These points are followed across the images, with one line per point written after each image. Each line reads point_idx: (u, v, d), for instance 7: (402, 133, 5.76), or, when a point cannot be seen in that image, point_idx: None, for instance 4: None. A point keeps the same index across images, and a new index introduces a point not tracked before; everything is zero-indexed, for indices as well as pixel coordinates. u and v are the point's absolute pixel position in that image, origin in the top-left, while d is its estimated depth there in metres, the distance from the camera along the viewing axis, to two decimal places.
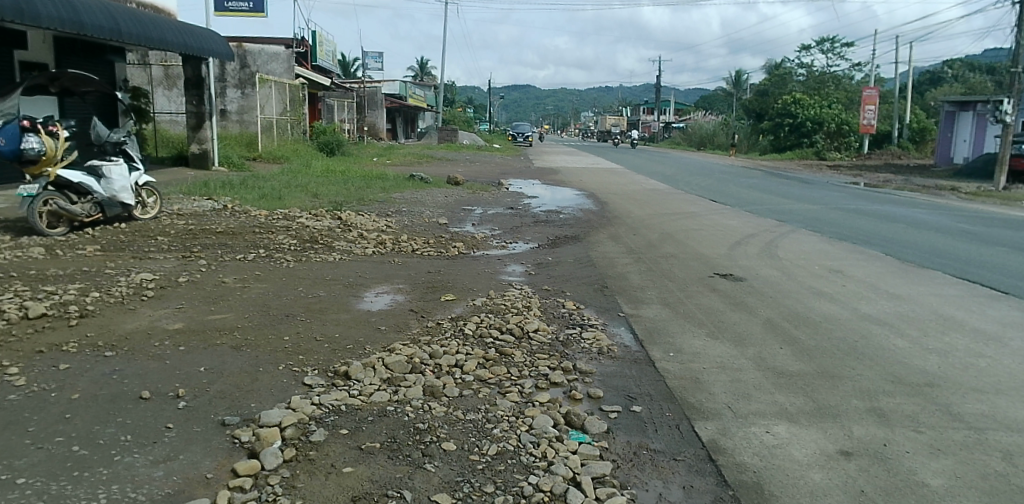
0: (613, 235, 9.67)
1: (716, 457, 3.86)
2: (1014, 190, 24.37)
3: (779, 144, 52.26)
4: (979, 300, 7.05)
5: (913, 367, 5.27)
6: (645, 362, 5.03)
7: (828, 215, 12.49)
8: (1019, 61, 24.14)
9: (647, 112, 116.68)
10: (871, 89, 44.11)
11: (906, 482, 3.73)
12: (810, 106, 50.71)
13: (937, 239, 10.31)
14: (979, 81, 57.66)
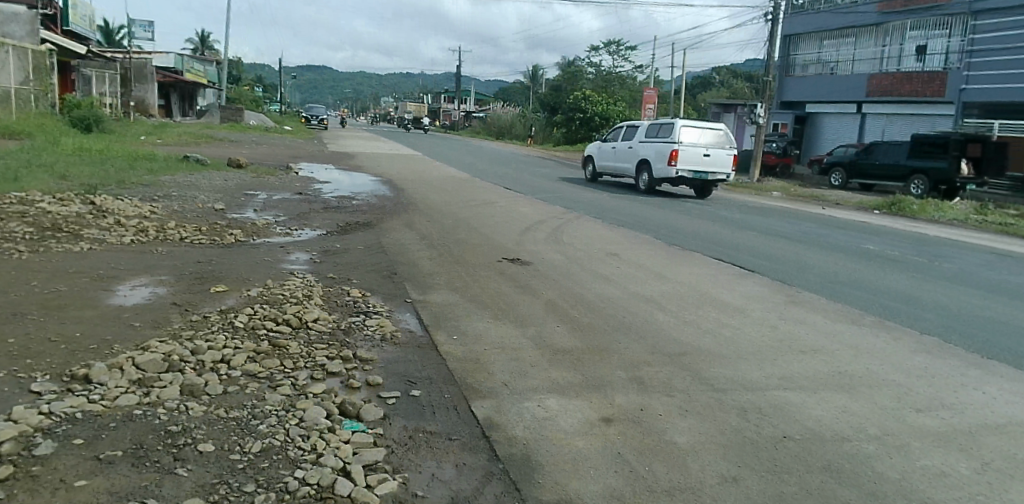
0: (406, 222, 9.62)
1: (490, 433, 3.99)
2: (764, 183, 28.17)
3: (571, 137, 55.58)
4: (729, 277, 8.06)
5: (671, 338, 5.86)
6: (428, 347, 5.05)
7: (610, 204, 13.46)
8: (770, 71, 27.87)
9: (447, 100, 117.41)
10: (650, 90, 47.67)
11: (657, 440, 4.18)
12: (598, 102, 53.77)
13: (700, 225, 11.60)
14: (738, 88, 65.87)
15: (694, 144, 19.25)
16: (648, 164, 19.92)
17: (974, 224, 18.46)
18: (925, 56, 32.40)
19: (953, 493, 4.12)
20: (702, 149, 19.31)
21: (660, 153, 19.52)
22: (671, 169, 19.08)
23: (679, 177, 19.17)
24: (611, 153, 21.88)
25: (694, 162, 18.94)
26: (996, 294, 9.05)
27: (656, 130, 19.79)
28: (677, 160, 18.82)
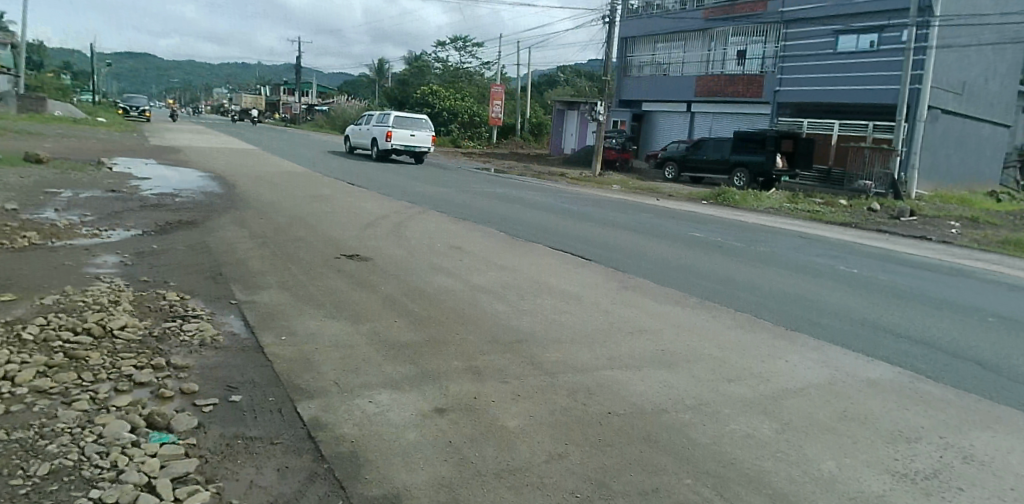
0: (237, 219, 9.10)
1: (315, 434, 3.87)
2: (605, 176, 29.68)
3: None
4: (567, 266, 8.40)
5: (508, 325, 6.02)
6: (253, 350, 4.83)
7: (456, 198, 13.57)
8: (608, 71, 29.34)
9: (288, 92, 112.80)
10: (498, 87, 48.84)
11: (488, 427, 4.27)
12: (445, 98, 55.82)
13: (543, 217, 12.00)
14: (582, 87, 69.04)
15: (404, 127, 27.08)
16: (376, 142, 27.56)
17: (786, 212, 20.60)
18: (744, 60, 35.56)
19: (755, 452, 4.60)
20: (410, 132, 27.23)
21: (382, 133, 27.18)
22: (387, 144, 26.77)
23: (394, 150, 26.91)
24: (358, 135, 29.25)
25: (404, 139, 26.67)
26: (800, 273, 10.16)
27: (380, 118, 27.58)
28: (390, 137, 26.53)
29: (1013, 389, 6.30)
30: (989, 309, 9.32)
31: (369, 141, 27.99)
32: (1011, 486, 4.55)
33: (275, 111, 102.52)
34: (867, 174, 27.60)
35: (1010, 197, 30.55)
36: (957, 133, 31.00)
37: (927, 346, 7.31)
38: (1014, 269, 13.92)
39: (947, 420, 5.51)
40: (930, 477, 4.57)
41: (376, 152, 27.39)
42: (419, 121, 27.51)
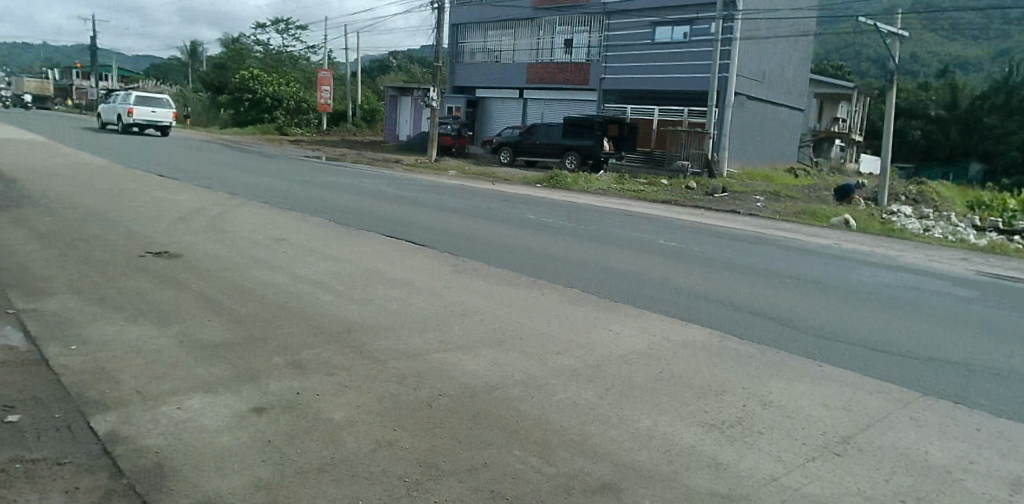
0: (20, 218, 8.14)
1: (112, 448, 3.52)
2: (441, 162, 29.88)
3: (240, 119, 53.18)
4: (400, 253, 8.35)
5: (335, 316, 5.95)
6: (36, 364, 4.38)
7: (282, 188, 12.96)
8: (440, 57, 29.37)
9: (84, 76, 101.61)
10: (327, 72, 47.82)
11: (312, 422, 4.14)
12: (267, 82, 52.69)
13: (376, 205, 11.82)
14: (414, 73, 68.90)
15: (146, 106, 33.18)
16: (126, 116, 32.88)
17: (612, 192, 21.93)
18: (570, 48, 37.10)
19: (581, 418, 4.85)
20: (151, 109, 33.53)
21: (126, 111, 33.18)
22: (131, 119, 32.94)
23: (139, 124, 33.12)
24: (109, 112, 34.44)
25: (146, 115, 33.15)
26: (625, 248, 10.82)
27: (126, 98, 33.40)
28: (133, 114, 32.84)
29: (803, 340, 7.15)
30: (787, 272, 10.49)
31: (117, 117, 33.50)
32: (799, 424, 5.17)
33: (69, 97, 92.15)
34: (680, 155, 29.93)
35: (804, 173, 34.49)
36: (759, 117, 34.44)
37: (735, 308, 8.10)
38: (805, 236, 15.80)
39: (749, 372, 6.14)
40: (734, 425, 5.08)
41: (124, 125, 32.82)
42: (159, 100, 33.90)
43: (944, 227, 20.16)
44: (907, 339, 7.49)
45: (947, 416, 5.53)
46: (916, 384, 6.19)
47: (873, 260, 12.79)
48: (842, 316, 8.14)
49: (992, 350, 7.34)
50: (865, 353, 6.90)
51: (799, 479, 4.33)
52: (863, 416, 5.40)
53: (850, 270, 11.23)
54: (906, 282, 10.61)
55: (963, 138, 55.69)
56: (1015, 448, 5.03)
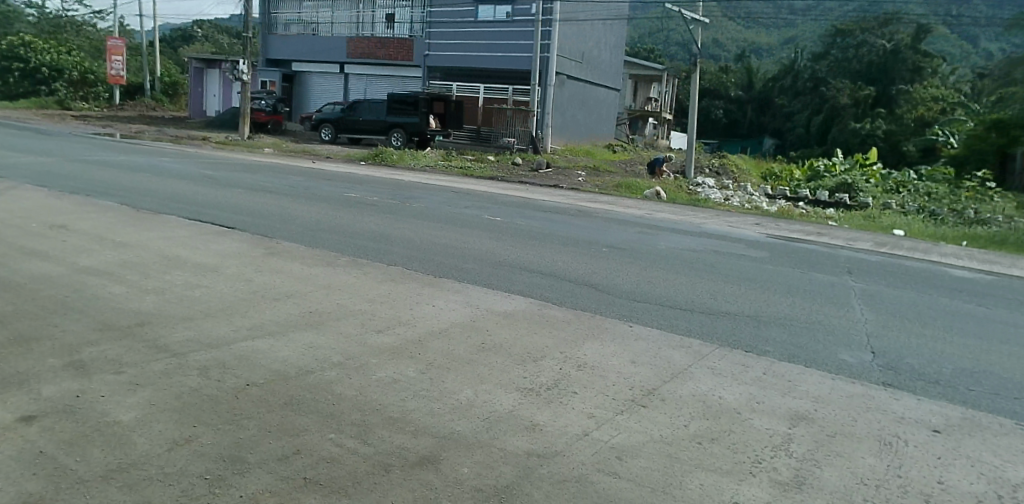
0: None
1: None
2: (255, 140, 28.18)
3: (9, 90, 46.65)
4: (204, 237, 7.79)
5: (125, 310, 5.48)
6: None
7: (62, 169, 11.53)
8: (249, 27, 27.51)
9: None
10: (117, 41, 42.52)
11: (95, 427, 3.75)
12: (42, 50, 46.78)
13: (178, 186, 10.89)
14: (224, 44, 64.14)
15: None
16: None
17: (440, 168, 22.03)
18: (393, 23, 36.41)
19: (400, 395, 4.82)
20: None
21: None
22: None
23: None
24: None
25: None
26: (450, 224, 10.90)
27: None
28: None
29: (617, 304, 7.65)
30: (604, 242, 11.10)
31: None
32: (610, 382, 5.55)
33: None
34: (507, 132, 31.55)
35: (622, 149, 36.81)
36: (579, 96, 36.11)
37: (556, 277, 8.45)
38: (620, 207, 16.89)
39: (566, 336, 6.46)
40: (551, 387, 5.33)
41: None
42: None
43: (741, 196, 22.44)
44: (708, 297, 8.28)
45: (737, 363, 6.22)
46: (714, 337, 6.89)
47: (680, 227, 13.96)
48: (652, 280, 8.81)
49: (777, 302, 8.35)
50: (672, 312, 7.54)
51: (608, 432, 4.65)
52: (666, 369, 5.90)
53: (660, 238, 12.16)
54: (707, 246, 11.69)
55: (757, 115, 62.16)
56: (791, 386, 5.77)
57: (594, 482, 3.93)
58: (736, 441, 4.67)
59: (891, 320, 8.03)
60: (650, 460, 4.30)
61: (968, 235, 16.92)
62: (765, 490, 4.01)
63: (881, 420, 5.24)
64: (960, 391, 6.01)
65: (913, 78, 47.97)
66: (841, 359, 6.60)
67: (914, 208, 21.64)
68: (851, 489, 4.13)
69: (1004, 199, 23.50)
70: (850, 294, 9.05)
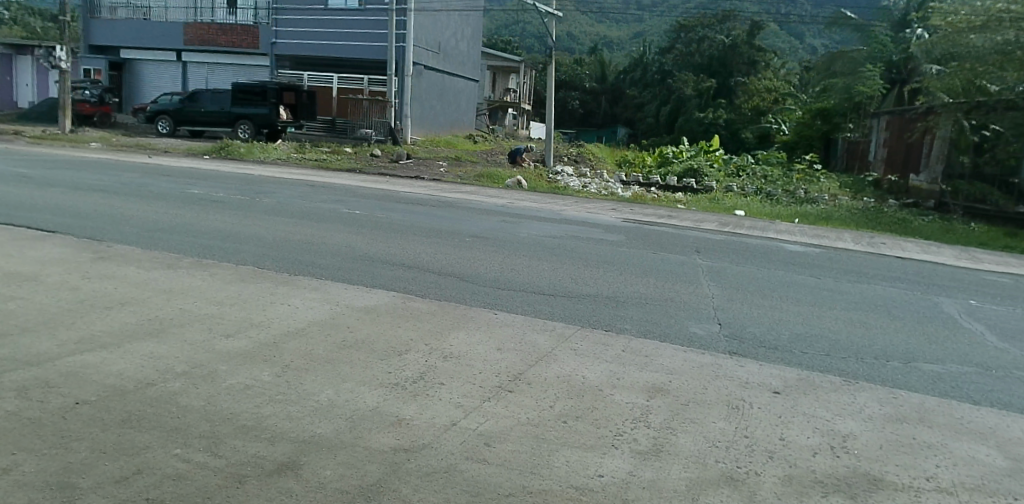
0: None
1: None
2: (78, 134, 25.49)
3: None
4: (19, 243, 6.98)
5: None
6: None
7: None
8: (66, 11, 24.77)
9: None
10: None
11: None
12: None
13: None
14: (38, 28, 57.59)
15: None
16: None
17: (292, 161, 21.11)
18: (234, 9, 34.29)
19: (253, 401, 4.54)
20: None
21: None
22: None
23: None
24: None
25: None
26: (305, 219, 10.45)
27: None
28: None
29: (480, 293, 7.67)
30: (467, 231, 11.10)
31: None
32: (476, 370, 5.56)
33: None
34: (364, 121, 30.52)
35: (483, 139, 37.10)
36: (437, 87, 35.91)
37: (420, 269, 8.33)
38: (482, 196, 17.03)
39: (432, 328, 6.39)
40: (417, 380, 5.25)
41: None
42: None
43: (598, 183, 23.34)
44: (569, 281, 8.53)
45: (598, 343, 6.45)
46: (575, 319, 7.11)
47: (540, 214, 14.28)
48: (515, 267, 8.94)
49: (633, 283, 8.75)
50: (535, 298, 7.68)
51: (476, 420, 4.64)
52: (531, 354, 5.99)
53: (522, 225, 12.36)
54: (568, 232, 12.04)
55: (610, 106, 65.39)
56: (648, 360, 6.09)
57: (462, 471, 3.91)
58: (598, 417, 4.84)
59: (736, 293, 8.65)
60: (517, 443, 4.35)
61: (799, 212, 18.69)
62: (626, 461, 4.20)
63: (728, 386, 5.65)
64: (796, 355, 6.62)
65: (748, 71, 51.96)
66: (692, 332, 7.05)
67: (753, 190, 23.56)
68: (704, 452, 4.42)
69: (828, 180, 26.18)
70: (698, 272, 9.69)
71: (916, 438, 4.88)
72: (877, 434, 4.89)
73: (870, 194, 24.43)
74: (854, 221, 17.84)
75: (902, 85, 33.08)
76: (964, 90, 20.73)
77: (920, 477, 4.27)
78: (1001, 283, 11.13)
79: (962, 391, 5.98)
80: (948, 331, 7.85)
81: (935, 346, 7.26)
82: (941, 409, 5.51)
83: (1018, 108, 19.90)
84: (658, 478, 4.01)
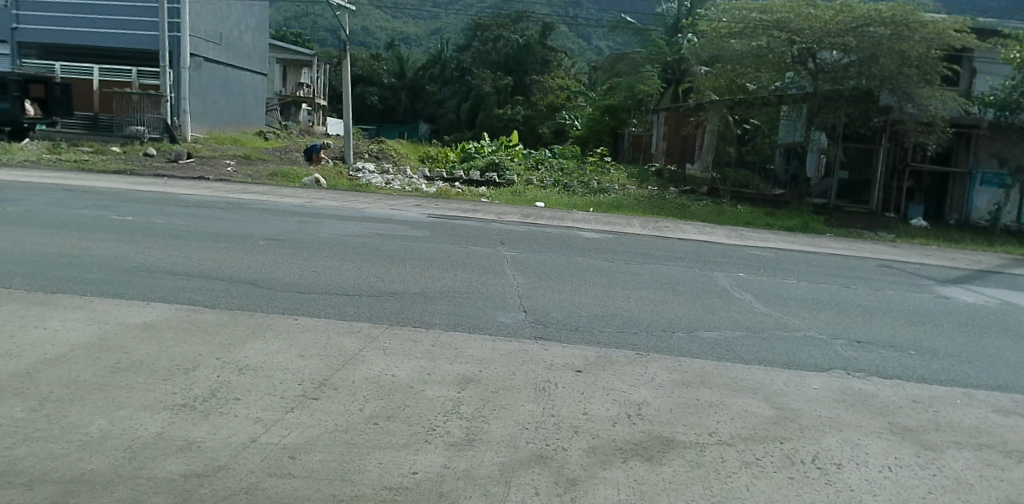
0: None
1: None
2: None
3: None
4: None
5: None
6: None
7: None
8: None
9: None
10: None
11: None
12: None
13: None
14: None
15: None
16: None
17: (46, 163, 18.54)
18: None
19: (3, 443, 3.87)
20: None
21: None
22: None
23: None
24: None
25: None
26: (64, 228, 9.20)
27: None
28: None
29: (278, 298, 7.23)
30: (261, 234, 10.43)
31: None
32: (277, 380, 5.20)
33: None
34: (135, 118, 27.30)
35: (275, 136, 35.08)
36: (220, 80, 33.50)
37: (207, 278, 7.66)
38: (276, 196, 16.15)
39: (223, 340, 5.88)
40: (209, 398, 4.79)
41: None
42: None
43: (401, 179, 23.16)
44: (375, 280, 8.33)
45: (407, 339, 6.35)
46: (383, 318, 6.96)
47: (340, 213, 13.83)
48: (317, 269, 8.55)
49: (439, 277, 8.76)
50: (339, 299, 7.40)
51: (278, 434, 4.33)
52: (336, 358, 5.74)
53: (322, 226, 11.86)
54: (370, 230, 11.76)
55: (411, 102, 65.36)
56: (458, 353, 6.10)
57: (265, 488, 3.62)
58: (410, 415, 4.75)
59: (538, 281, 9.01)
60: (325, 452, 4.12)
61: (593, 202, 19.99)
62: (440, 455, 4.15)
63: (535, 370, 5.84)
64: (595, 334, 7.05)
65: (543, 69, 54.41)
66: (499, 321, 7.20)
67: (551, 182, 24.75)
68: (515, 435, 4.51)
69: (617, 171, 28.32)
70: (503, 263, 9.95)
71: (700, 399, 5.39)
72: (668, 399, 5.33)
73: (654, 184, 26.71)
74: (641, 208, 19.46)
75: (677, 85, 36.21)
76: (727, 88, 23.52)
77: (704, 433, 4.71)
78: (760, 257, 12.73)
79: (736, 353, 6.73)
80: (723, 301, 8.81)
81: (713, 316, 8.10)
82: (719, 370, 6.15)
83: (771, 103, 22.27)
84: (472, 467, 4.01)
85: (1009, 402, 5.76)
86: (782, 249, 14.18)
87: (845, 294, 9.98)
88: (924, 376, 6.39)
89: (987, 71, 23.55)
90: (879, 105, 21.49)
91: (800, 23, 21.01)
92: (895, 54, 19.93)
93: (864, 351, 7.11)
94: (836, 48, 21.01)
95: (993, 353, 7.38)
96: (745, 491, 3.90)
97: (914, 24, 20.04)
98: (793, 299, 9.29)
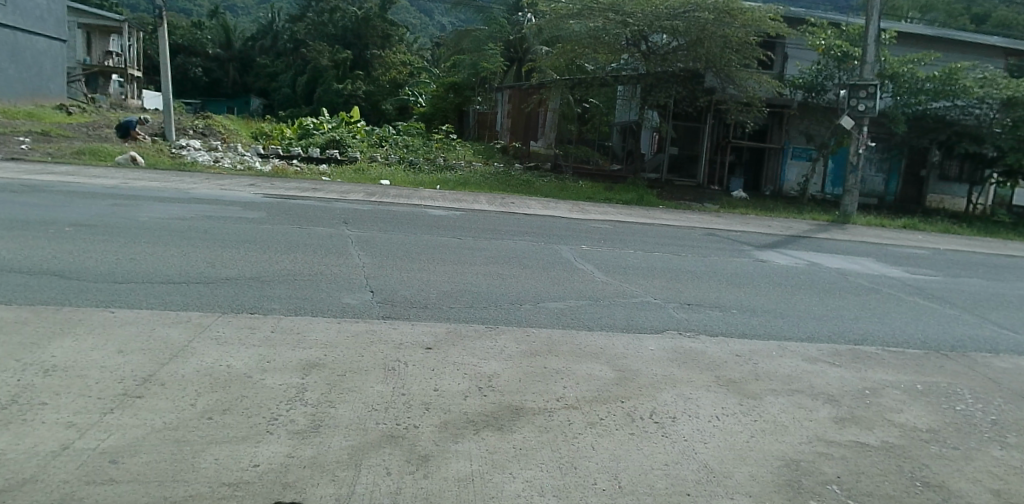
0: None
1: None
2: None
3: None
4: None
5: None
6: None
7: None
8: None
9: None
10: None
11: None
12: None
13: None
14: None
15: None
16: None
17: None
18: None
19: None
20: None
21: None
22: None
23: None
24: None
25: None
26: None
27: None
28: None
29: (92, 289, 6.53)
30: (64, 220, 9.33)
31: None
32: (93, 380, 4.68)
33: None
34: None
35: (79, 110, 31.29)
36: (6, 46, 29.56)
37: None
38: (83, 176, 14.52)
39: (24, 340, 5.19)
40: (9, 405, 4.21)
41: None
42: None
43: (233, 158, 21.76)
44: (205, 265, 7.76)
45: (244, 327, 5.98)
46: (217, 305, 6.51)
47: (163, 194, 12.73)
48: (137, 256, 7.80)
49: (278, 260, 8.34)
50: (163, 288, 6.82)
51: (95, 438, 3.90)
52: (162, 351, 5.26)
53: (140, 208, 10.84)
54: (196, 212, 10.89)
55: (240, 75, 61.34)
56: (300, 339, 5.82)
57: (83, 498, 3.28)
58: (248, 407, 4.46)
59: (386, 260, 8.82)
60: (153, 453, 3.78)
61: (440, 179, 19.93)
62: (282, 445, 3.95)
63: (383, 350, 5.73)
64: (445, 310, 7.06)
65: (384, 44, 52.85)
66: (345, 303, 6.98)
67: (396, 159, 24.42)
68: (364, 417, 4.39)
69: (462, 148, 28.46)
70: (348, 243, 9.62)
71: (547, 367, 5.56)
72: (517, 370, 5.43)
73: (500, 160, 27.26)
74: (488, 184, 19.74)
75: (519, 64, 36.61)
76: (566, 68, 24.21)
77: (551, 399, 4.88)
78: (601, 230, 13.32)
79: (579, 320, 7.07)
80: (567, 273, 9.14)
81: (558, 287, 8.40)
82: (565, 338, 6.40)
83: (608, 84, 23.67)
84: (319, 454, 3.86)
85: (815, 351, 6.50)
86: (618, 220, 15.02)
87: (677, 261, 10.73)
88: (746, 332, 7.06)
89: (795, 56, 26.10)
90: (705, 86, 23.29)
91: (632, 7, 21.78)
92: (718, 37, 21.50)
93: (692, 312, 7.72)
94: (664, 31, 22.24)
95: (801, 308, 8.30)
96: (590, 450, 4.08)
97: (735, 11, 21.45)
98: (629, 268, 9.84)
